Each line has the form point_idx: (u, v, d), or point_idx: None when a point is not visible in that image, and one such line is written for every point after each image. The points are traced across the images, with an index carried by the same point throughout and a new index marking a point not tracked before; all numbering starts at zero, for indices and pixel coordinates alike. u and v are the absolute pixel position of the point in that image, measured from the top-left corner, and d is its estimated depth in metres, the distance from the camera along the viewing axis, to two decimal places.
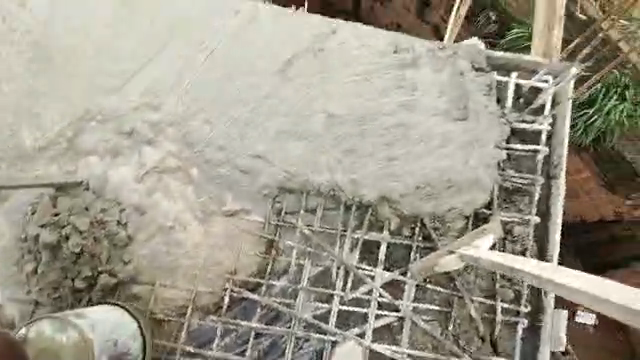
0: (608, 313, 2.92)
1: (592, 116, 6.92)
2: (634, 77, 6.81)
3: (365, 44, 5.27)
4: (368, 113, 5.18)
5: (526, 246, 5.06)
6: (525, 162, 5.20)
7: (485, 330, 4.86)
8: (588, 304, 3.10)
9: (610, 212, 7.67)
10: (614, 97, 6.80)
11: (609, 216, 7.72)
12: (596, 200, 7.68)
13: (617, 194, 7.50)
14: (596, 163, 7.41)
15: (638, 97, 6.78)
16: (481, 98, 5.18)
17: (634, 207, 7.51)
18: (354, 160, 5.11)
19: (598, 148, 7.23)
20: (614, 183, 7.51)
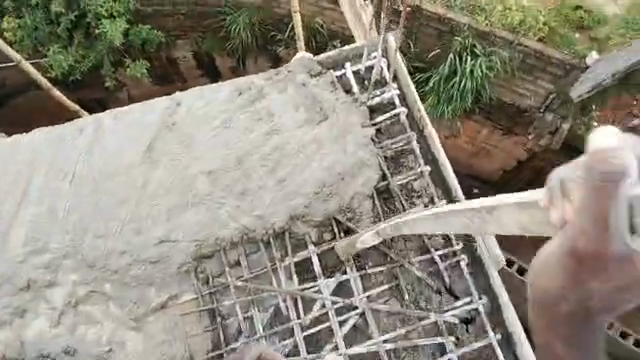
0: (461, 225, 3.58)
1: (460, 82, 7.28)
2: (475, 33, 7.17)
3: (210, 99, 5.50)
4: (241, 154, 5.32)
5: (431, 192, 5.34)
6: (395, 129, 5.58)
7: (438, 283, 5.06)
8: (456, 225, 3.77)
9: (522, 151, 8.04)
10: (469, 58, 7.20)
11: (523, 156, 8.10)
12: (503, 147, 8.16)
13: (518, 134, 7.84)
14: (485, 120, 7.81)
15: (487, 49, 7.20)
16: (328, 96, 5.55)
17: (537, 138, 7.73)
18: (252, 198, 5.19)
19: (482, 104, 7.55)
20: (510, 127, 7.83)
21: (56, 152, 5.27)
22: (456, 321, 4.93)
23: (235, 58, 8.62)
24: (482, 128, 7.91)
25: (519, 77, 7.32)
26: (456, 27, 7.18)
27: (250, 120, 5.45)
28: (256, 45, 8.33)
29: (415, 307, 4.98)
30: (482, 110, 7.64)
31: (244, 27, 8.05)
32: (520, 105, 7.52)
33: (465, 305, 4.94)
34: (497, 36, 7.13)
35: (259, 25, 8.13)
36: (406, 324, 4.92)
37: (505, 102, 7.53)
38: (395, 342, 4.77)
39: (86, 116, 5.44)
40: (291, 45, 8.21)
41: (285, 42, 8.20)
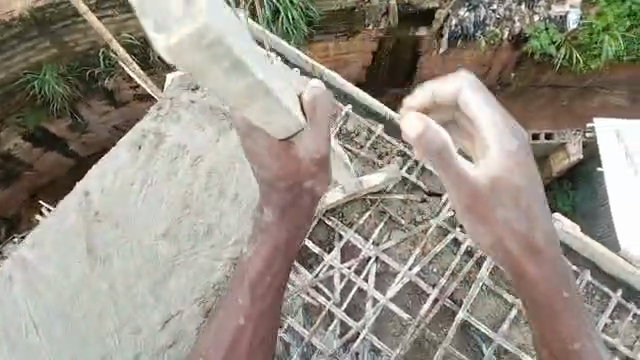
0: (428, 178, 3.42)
1: (287, 15, 7.85)
2: None
3: (117, 169, 5.13)
4: (182, 197, 4.99)
5: (366, 125, 5.42)
6: None
7: (420, 193, 5.27)
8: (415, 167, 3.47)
9: (372, 42, 8.35)
10: None
11: (374, 46, 8.44)
12: (355, 49, 8.46)
13: (358, 31, 8.17)
14: (327, 36, 8.16)
15: None
16: None
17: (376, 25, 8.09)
18: (220, 230, 4.88)
19: (315, 24, 7.99)
20: (349, 28, 8.17)
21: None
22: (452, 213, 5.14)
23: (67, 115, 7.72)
24: (328, 43, 8.26)
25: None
26: None
27: (168, 163, 5.11)
28: (81, 89, 7.50)
29: (415, 224, 5.13)
30: (319, 31, 8.08)
31: (55, 81, 7.29)
32: (347, 5, 7.97)
33: None
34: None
35: (72, 72, 7.37)
36: (417, 243, 5.06)
37: (335, 10, 8.00)
38: (419, 264, 4.94)
39: (7, 262, 4.98)
40: (115, 70, 7.47)
41: (108, 70, 7.46)
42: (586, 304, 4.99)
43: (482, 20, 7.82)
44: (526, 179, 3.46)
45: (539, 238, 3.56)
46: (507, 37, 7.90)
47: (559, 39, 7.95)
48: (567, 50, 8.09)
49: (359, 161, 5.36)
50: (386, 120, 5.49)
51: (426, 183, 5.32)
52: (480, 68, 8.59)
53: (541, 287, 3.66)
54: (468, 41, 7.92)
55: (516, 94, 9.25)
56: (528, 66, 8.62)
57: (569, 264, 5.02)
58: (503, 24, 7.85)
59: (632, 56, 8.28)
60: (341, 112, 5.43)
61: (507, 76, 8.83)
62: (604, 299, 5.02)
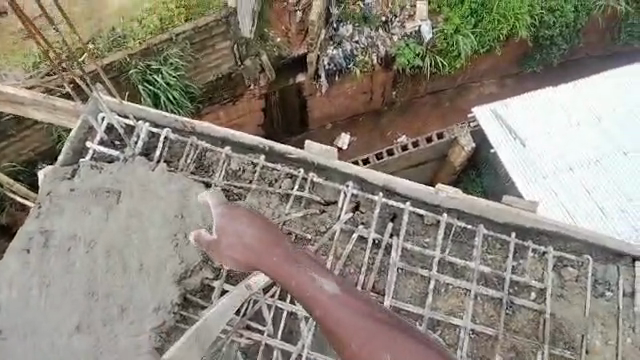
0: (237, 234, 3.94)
1: (168, 96, 8.32)
2: (142, 56, 8.09)
3: (7, 281, 4.86)
4: (83, 285, 4.83)
5: (248, 160, 5.61)
6: (176, 149, 5.70)
7: (318, 203, 5.51)
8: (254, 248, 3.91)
9: (258, 100, 9.52)
10: (155, 76, 8.16)
11: (262, 103, 9.61)
12: (242, 108, 9.56)
13: (242, 92, 9.37)
14: (212, 103, 9.26)
15: (163, 59, 8.20)
16: (102, 176, 5.34)
17: (255, 81, 9.24)
18: (133, 305, 4.80)
19: (198, 99, 8.90)
20: (231, 93, 9.33)
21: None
22: (352, 213, 5.49)
23: None
24: (217, 111, 9.38)
25: (202, 58, 8.57)
26: (121, 65, 7.97)
27: (63, 256, 4.95)
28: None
29: (321, 235, 5.37)
30: (204, 103, 9.13)
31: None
32: (223, 72, 8.96)
33: (346, 199, 5.49)
34: (156, 44, 8.08)
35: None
36: (329, 252, 5.32)
37: (213, 79, 8.96)
38: (336, 270, 5.19)
39: None
40: (5, 202, 7.92)
41: None
42: (491, 255, 5.42)
43: (350, 52, 9.40)
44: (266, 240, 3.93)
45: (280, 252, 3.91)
46: (376, 60, 9.53)
47: (420, 50, 9.60)
48: (431, 58, 9.73)
49: (253, 194, 5.49)
50: (269, 150, 5.72)
51: (320, 194, 5.56)
52: (364, 95, 10.10)
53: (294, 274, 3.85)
54: (344, 74, 9.51)
55: (404, 110, 10.69)
56: (405, 82, 10.16)
57: (464, 224, 5.47)
58: (368, 51, 9.47)
59: (486, 47, 9.99)
60: (222, 156, 5.61)
61: (390, 95, 10.35)
62: (504, 246, 5.46)
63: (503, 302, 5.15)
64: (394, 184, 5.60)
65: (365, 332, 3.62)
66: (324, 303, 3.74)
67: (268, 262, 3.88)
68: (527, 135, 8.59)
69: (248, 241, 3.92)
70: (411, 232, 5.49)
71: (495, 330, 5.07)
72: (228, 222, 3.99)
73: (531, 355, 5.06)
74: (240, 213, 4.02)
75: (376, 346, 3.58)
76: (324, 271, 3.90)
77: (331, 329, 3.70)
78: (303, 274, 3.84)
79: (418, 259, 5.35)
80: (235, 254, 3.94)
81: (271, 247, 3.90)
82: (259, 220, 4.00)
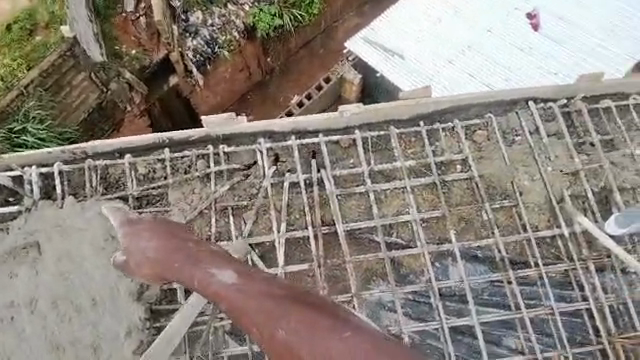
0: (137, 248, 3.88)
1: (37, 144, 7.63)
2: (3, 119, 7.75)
3: None
4: (43, 341, 4.60)
5: (155, 158, 5.49)
6: (77, 178, 5.39)
7: (240, 169, 5.53)
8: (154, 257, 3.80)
9: (141, 116, 8.79)
10: (17, 131, 7.64)
11: (146, 119, 8.90)
12: (128, 131, 8.79)
13: (122, 116, 8.61)
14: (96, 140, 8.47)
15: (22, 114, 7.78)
16: (11, 235, 4.95)
17: (130, 101, 8.52)
18: (104, 338, 4.63)
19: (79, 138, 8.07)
20: (112, 122, 8.58)
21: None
22: (275, 166, 5.57)
23: None
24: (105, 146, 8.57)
25: (64, 99, 8.11)
26: None
27: (8, 327, 4.65)
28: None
29: (255, 197, 5.43)
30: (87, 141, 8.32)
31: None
32: (93, 104, 8.24)
33: (264, 155, 5.55)
34: (9, 104, 7.78)
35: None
36: (269, 208, 5.39)
37: (85, 116, 8.22)
38: (283, 222, 5.30)
39: None
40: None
41: None
42: (411, 150, 5.73)
43: (210, 37, 9.16)
44: (165, 244, 3.80)
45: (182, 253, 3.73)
46: (239, 35, 9.28)
47: (274, 10, 9.40)
48: (288, 13, 9.57)
49: (174, 188, 5.41)
50: (169, 142, 5.59)
51: (238, 161, 5.59)
52: (242, 73, 9.75)
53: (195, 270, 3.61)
54: (214, 60, 9.19)
55: (286, 71, 10.45)
56: (274, 46, 9.94)
57: (377, 133, 5.73)
58: (227, 29, 9.25)
59: None
60: (126, 166, 5.39)
61: (266, 63, 10.06)
62: (418, 136, 5.80)
63: (437, 183, 5.51)
64: (300, 124, 5.72)
65: (265, 312, 3.26)
66: (223, 294, 3.45)
67: (168, 268, 3.74)
68: (403, 48, 8.51)
69: (147, 254, 3.84)
70: (335, 160, 5.69)
71: (440, 210, 5.45)
72: (130, 240, 3.95)
73: (477, 217, 5.51)
74: (138, 229, 3.96)
75: (277, 323, 3.18)
76: (226, 261, 3.62)
77: (235, 316, 3.38)
78: (200, 268, 3.59)
79: (350, 181, 5.58)
80: (146, 270, 3.85)
81: (170, 251, 3.76)
82: (159, 231, 3.89)
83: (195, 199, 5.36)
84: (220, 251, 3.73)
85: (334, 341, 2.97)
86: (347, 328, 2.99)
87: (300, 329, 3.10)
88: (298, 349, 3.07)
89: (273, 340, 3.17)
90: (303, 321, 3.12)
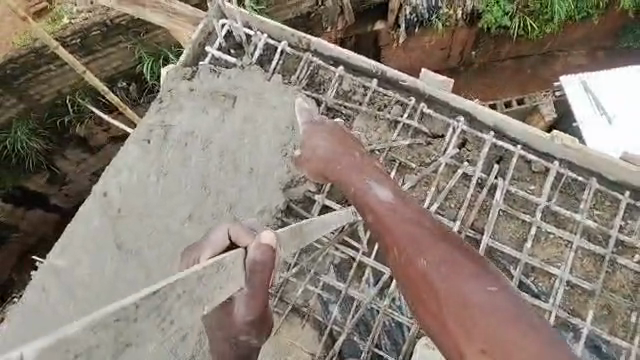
0: (315, 138, 4.63)
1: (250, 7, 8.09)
2: None
3: (129, 167, 5.43)
4: (200, 175, 5.37)
5: (360, 83, 5.63)
6: (290, 63, 5.79)
7: (426, 134, 5.48)
8: (323, 152, 4.54)
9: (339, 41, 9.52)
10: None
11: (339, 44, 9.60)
12: None
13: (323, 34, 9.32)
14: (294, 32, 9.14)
15: None
16: (221, 80, 5.68)
17: (333, 26, 9.21)
18: (242, 202, 5.26)
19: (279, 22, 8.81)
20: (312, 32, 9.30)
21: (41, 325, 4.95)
22: (458, 150, 5.41)
23: (44, 169, 8.37)
24: None
25: None
26: None
27: (180, 149, 5.46)
28: (54, 140, 8.21)
29: (424, 166, 5.39)
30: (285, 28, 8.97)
31: (28, 137, 8.01)
32: (303, 11, 8.82)
33: (455, 135, 5.39)
34: None
35: (43, 126, 8.13)
36: (431, 184, 5.33)
37: (291, 18, 8.85)
38: (436, 201, 5.21)
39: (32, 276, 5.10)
40: (85, 116, 8.17)
41: (77, 117, 8.15)
42: (599, 212, 5.25)
43: (434, 4, 8.97)
44: (340, 147, 4.48)
45: (349, 162, 4.36)
46: (461, 16, 9.23)
47: (510, 9, 9.31)
48: (520, 20, 9.51)
49: (361, 117, 5.56)
50: (380, 75, 5.66)
51: (429, 126, 5.52)
52: (441, 52, 10.01)
53: (357, 179, 4.18)
54: (424, 27, 9.23)
55: (483, 70, 10.78)
56: (487, 41, 10.03)
57: (576, 176, 5.27)
58: (454, 5, 9.07)
59: (582, 14, 9.84)
60: (335, 76, 5.63)
61: (468, 56, 10.34)
62: (614, 204, 5.27)
63: (606, 259, 5.01)
64: (506, 124, 5.40)
65: (412, 235, 3.55)
66: (376, 207, 3.86)
67: (334, 168, 4.40)
68: (616, 111, 7.98)
69: (322, 152, 4.52)
70: (517, 177, 5.38)
71: (592, 285, 4.95)
72: (310, 137, 4.64)
73: (624, 315, 4.97)
74: (319, 129, 4.65)
75: (421, 249, 3.46)
76: (388, 182, 4.08)
77: (379, 231, 3.74)
78: (362, 181, 4.13)
79: (519, 205, 5.27)
80: (312, 163, 4.62)
81: (341, 155, 4.43)
82: (337, 132, 4.61)
83: (373, 137, 5.49)
84: (385, 172, 4.25)
85: (476, 287, 3.20)
86: (493, 282, 3.24)
87: (440, 262, 3.36)
88: (431, 280, 3.32)
89: (410, 264, 3.44)
90: (449, 258, 3.37)
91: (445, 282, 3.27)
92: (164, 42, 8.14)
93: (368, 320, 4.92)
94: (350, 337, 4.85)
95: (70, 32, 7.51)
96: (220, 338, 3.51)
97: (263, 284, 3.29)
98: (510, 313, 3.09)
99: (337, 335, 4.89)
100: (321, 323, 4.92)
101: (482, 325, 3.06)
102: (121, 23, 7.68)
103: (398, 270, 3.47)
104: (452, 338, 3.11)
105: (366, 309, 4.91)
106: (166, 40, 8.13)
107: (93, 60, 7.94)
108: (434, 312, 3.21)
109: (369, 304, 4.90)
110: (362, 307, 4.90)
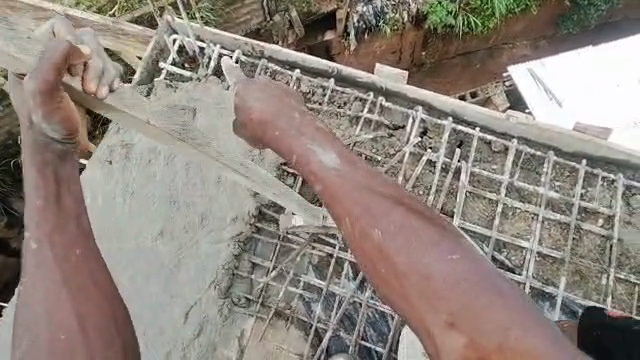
0: (249, 105, 3.58)
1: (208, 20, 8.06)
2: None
3: (94, 192, 5.42)
4: (168, 192, 5.38)
5: (318, 83, 5.72)
6: (246, 71, 5.83)
7: (387, 127, 5.59)
8: (259, 114, 3.53)
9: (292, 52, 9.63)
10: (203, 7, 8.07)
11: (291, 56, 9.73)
12: None
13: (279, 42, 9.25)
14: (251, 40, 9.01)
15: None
16: (177, 94, 5.69)
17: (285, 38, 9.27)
18: (214, 215, 5.29)
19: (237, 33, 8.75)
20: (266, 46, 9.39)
21: None
22: (420, 138, 5.54)
23: None
24: None
25: (232, 12, 8.47)
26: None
27: (144, 167, 5.48)
28: (8, 182, 7.93)
29: (390, 157, 5.48)
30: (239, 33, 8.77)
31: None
32: (253, 27, 8.85)
33: (415, 124, 5.52)
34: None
35: None
36: (398, 173, 5.44)
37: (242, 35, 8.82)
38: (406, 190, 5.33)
39: (6, 311, 5.06)
40: None
41: None
42: (560, 182, 5.45)
43: (380, 9, 9.28)
44: (277, 101, 3.54)
45: (284, 123, 3.45)
46: (407, 19, 9.51)
47: (453, 8, 9.64)
48: (464, 17, 9.86)
49: (324, 116, 5.64)
50: (335, 74, 5.76)
51: (388, 118, 5.65)
52: (392, 55, 10.19)
53: (292, 141, 3.37)
54: (373, 33, 9.53)
55: (432, 68, 11.06)
56: (434, 42, 10.41)
57: (534, 151, 5.46)
58: (400, 9, 9.34)
59: (521, 7, 10.20)
60: (292, 78, 5.68)
61: (420, 56, 10.57)
62: (573, 173, 5.48)
63: (571, 227, 5.20)
64: (462, 109, 5.57)
65: (364, 202, 3.07)
66: (320, 175, 3.21)
67: (270, 135, 3.48)
68: (565, 96, 8.32)
69: (258, 114, 3.51)
70: (479, 159, 5.54)
71: (562, 253, 5.13)
72: (241, 97, 3.63)
73: (595, 278, 5.14)
74: (252, 89, 3.65)
75: (375, 219, 3.03)
76: (329, 138, 3.35)
77: (327, 201, 3.19)
78: (300, 140, 3.35)
79: (484, 185, 5.44)
80: (249, 130, 3.60)
81: (275, 114, 3.48)
82: (273, 91, 3.62)
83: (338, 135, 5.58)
84: (323, 126, 3.45)
85: (437, 257, 2.88)
86: (454, 250, 2.90)
87: (397, 233, 2.97)
88: (391, 255, 2.95)
89: (364, 236, 3.02)
90: (407, 229, 2.97)
91: (406, 256, 2.92)
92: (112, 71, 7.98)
93: (351, 315, 4.88)
94: (336, 333, 4.81)
95: None
96: (25, 125, 3.33)
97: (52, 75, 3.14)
98: (475, 286, 2.78)
99: (323, 332, 4.86)
100: (306, 323, 4.91)
101: (447, 297, 2.80)
102: None
103: (354, 244, 3.06)
104: (413, 312, 2.88)
105: (348, 304, 4.86)
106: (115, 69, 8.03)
107: None
108: (395, 291, 2.91)
109: (351, 298, 4.85)
110: (344, 304, 4.85)
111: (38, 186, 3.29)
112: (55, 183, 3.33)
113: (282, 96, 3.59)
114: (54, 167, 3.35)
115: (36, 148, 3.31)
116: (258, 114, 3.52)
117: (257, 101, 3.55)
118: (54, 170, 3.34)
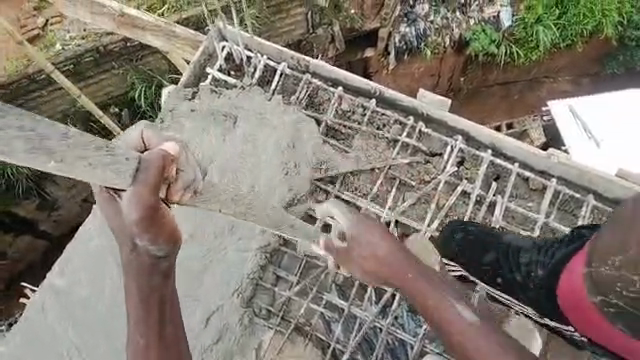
0: (363, 243, 3.73)
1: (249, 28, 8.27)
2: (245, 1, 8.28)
3: None
4: None
5: (359, 102, 5.74)
6: (289, 84, 5.90)
7: (425, 153, 5.55)
8: (374, 254, 3.71)
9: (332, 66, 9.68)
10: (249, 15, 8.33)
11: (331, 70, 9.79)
12: None
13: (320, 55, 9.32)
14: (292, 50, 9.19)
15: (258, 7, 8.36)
16: (221, 99, 5.80)
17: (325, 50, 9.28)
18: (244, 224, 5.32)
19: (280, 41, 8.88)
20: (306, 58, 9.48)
21: (41, 345, 5.05)
22: (457, 168, 5.48)
23: (33, 195, 8.27)
24: None
25: (276, 22, 8.65)
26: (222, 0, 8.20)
27: None
28: None
29: (424, 185, 5.44)
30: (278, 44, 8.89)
31: (18, 163, 7.83)
32: (295, 38, 8.96)
33: (453, 153, 5.48)
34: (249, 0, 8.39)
35: None
36: (431, 201, 5.39)
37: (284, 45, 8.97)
38: (437, 220, 5.27)
39: (34, 297, 5.19)
40: None
41: None
42: None
43: (423, 31, 9.40)
44: (389, 243, 3.75)
45: (404, 262, 3.70)
46: (449, 43, 9.57)
47: (496, 37, 9.66)
48: (507, 47, 9.85)
49: (362, 136, 5.64)
50: (377, 96, 5.77)
51: (426, 145, 5.60)
52: (431, 78, 9.98)
53: (410, 280, 3.66)
54: (413, 54, 9.53)
55: (471, 96, 10.90)
56: (475, 69, 10.32)
57: (573, 193, 5.32)
58: (443, 33, 9.46)
59: (566, 41, 10.20)
60: (334, 96, 5.72)
61: (458, 81, 10.41)
62: None
63: None
64: (502, 143, 5.51)
65: (469, 333, 3.57)
66: (430, 304, 3.65)
67: (389, 274, 3.71)
68: (606, 137, 8.13)
69: (372, 253, 3.70)
70: (515, 195, 5.43)
71: None
72: (354, 232, 3.75)
73: None
74: (361, 231, 3.75)
75: (481, 345, 3.55)
76: (439, 279, 3.71)
77: (426, 312, 3.66)
78: (417, 277, 3.66)
79: (518, 222, 5.35)
80: (358, 265, 3.75)
81: (391, 251, 3.71)
82: (379, 236, 3.75)
83: (375, 156, 5.54)
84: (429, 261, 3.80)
85: None
86: None
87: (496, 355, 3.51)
88: None
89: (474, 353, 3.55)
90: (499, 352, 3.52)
91: None
92: (156, 68, 8.12)
93: (370, 339, 4.82)
94: (353, 356, 4.79)
95: (62, 59, 7.57)
96: (124, 245, 2.75)
97: (156, 187, 2.62)
98: None
99: (340, 353, 4.83)
100: (324, 341, 4.88)
101: None
102: (115, 50, 7.75)
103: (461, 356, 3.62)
104: None
105: (368, 328, 4.82)
106: (159, 67, 8.14)
107: (85, 86, 7.92)
108: None
109: (372, 322, 4.81)
110: (364, 328, 4.82)
111: (140, 304, 2.94)
112: (157, 298, 2.97)
113: (391, 237, 3.77)
114: (161, 290, 2.94)
115: (136, 270, 2.79)
116: (371, 253, 3.71)
117: (369, 241, 3.73)
118: (159, 292, 2.94)
